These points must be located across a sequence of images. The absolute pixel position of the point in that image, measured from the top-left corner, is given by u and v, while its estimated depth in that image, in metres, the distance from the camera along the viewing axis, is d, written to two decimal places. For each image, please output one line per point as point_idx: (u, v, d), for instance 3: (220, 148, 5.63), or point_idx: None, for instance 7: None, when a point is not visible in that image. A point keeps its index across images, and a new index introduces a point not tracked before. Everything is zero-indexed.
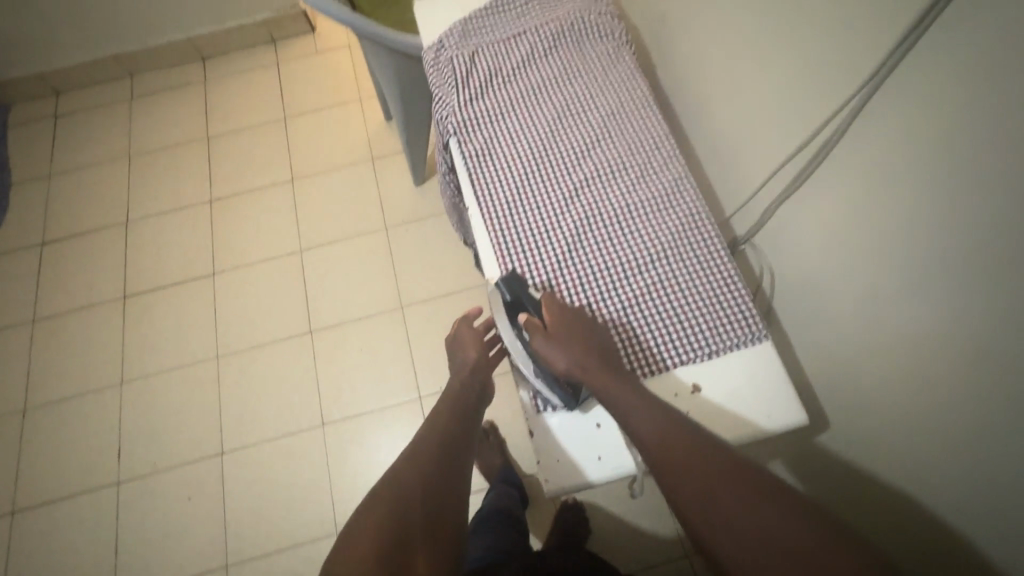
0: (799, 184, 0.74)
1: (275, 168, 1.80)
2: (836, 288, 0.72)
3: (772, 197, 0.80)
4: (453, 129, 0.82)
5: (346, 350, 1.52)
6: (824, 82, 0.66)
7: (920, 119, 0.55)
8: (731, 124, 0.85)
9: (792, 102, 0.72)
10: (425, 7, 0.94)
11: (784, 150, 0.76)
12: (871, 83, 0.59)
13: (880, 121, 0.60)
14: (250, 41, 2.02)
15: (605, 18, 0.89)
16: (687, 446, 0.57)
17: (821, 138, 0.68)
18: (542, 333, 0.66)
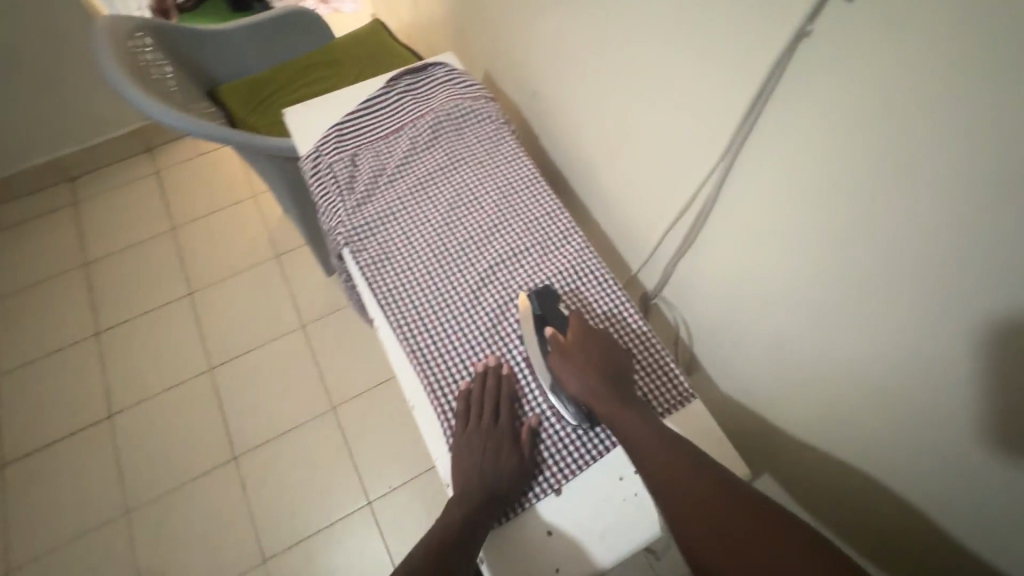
0: (690, 244, 0.78)
1: (170, 283, 1.66)
2: (752, 331, 0.75)
3: (669, 255, 0.83)
4: (344, 240, 0.78)
5: (280, 469, 1.39)
6: (691, 147, 0.69)
7: (780, 174, 0.59)
8: (618, 190, 0.88)
9: (665, 170, 0.76)
10: (297, 113, 0.91)
11: (671, 209, 0.78)
12: (730, 152, 0.63)
13: (746, 178, 0.63)
14: (123, 154, 1.89)
15: (480, 101, 0.91)
16: (700, 488, 0.52)
17: (699, 200, 0.72)
18: (562, 351, 0.63)
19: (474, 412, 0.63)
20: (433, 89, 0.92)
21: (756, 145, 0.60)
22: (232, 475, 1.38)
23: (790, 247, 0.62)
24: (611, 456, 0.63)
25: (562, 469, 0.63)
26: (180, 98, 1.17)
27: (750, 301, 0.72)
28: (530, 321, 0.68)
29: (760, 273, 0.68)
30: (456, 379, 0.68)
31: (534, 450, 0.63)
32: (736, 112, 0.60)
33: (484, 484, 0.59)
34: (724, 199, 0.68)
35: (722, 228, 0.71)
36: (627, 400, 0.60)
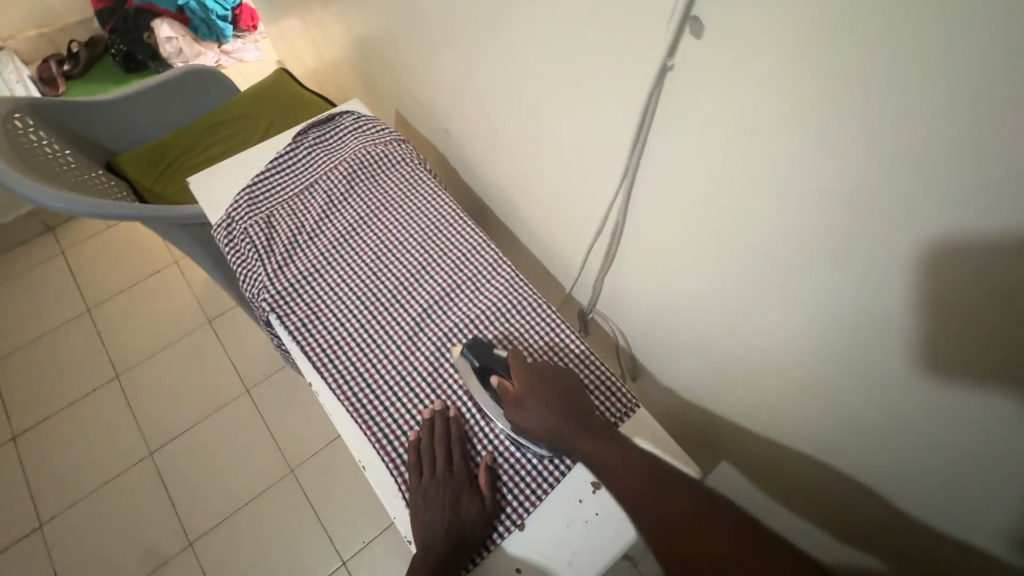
0: (611, 261, 0.81)
1: (92, 369, 1.54)
2: (681, 334, 0.78)
3: (596, 272, 0.86)
4: (269, 306, 0.76)
5: (242, 546, 1.31)
6: (596, 168, 0.72)
7: (676, 188, 0.62)
8: (538, 215, 0.91)
9: (577, 194, 0.79)
10: (201, 180, 0.88)
11: (589, 226, 0.81)
12: (628, 175, 0.67)
13: (648, 194, 0.66)
14: (21, 238, 1.75)
15: (392, 144, 0.91)
16: (664, 499, 0.53)
17: (611, 220, 0.75)
18: (514, 402, 0.62)
19: (426, 460, 0.63)
20: (344, 139, 0.92)
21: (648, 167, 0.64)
22: (189, 563, 1.29)
23: (696, 255, 0.66)
24: (567, 479, 0.64)
25: (523, 502, 0.63)
26: (72, 177, 1.10)
27: (673, 307, 0.76)
28: (471, 376, 0.68)
29: (676, 280, 0.72)
30: (404, 429, 0.67)
31: (495, 487, 0.63)
32: (626, 138, 0.64)
33: (447, 534, 0.59)
34: (632, 217, 0.71)
35: (635, 244, 0.74)
36: (589, 430, 0.59)
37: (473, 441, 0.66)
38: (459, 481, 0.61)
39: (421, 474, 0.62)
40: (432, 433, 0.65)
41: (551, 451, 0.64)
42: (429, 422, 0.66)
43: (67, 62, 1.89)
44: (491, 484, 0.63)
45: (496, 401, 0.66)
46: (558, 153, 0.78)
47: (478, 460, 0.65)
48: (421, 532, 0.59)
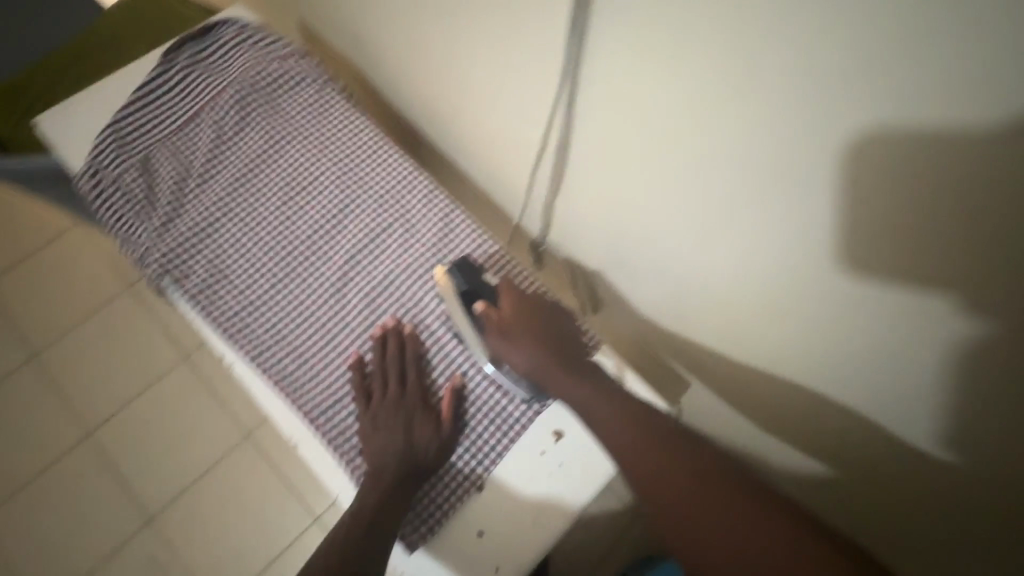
0: (559, 183, 0.70)
1: (2, 351, 1.37)
2: (641, 262, 0.70)
3: (545, 197, 0.75)
4: (160, 269, 0.63)
5: (205, 516, 1.25)
6: (535, 72, 0.59)
7: (632, 85, 0.51)
8: (476, 135, 0.78)
9: (515, 104, 0.66)
10: (51, 120, 0.70)
11: (533, 144, 0.69)
12: (572, 66, 0.55)
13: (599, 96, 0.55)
14: None
15: (291, 59, 0.74)
16: (656, 448, 0.47)
17: (558, 129, 0.63)
18: (500, 329, 0.55)
19: (376, 384, 0.57)
20: (227, 56, 0.74)
21: (597, 55, 0.52)
22: (151, 540, 1.23)
23: (657, 165, 0.55)
24: (528, 431, 0.58)
25: (481, 462, 0.57)
26: None
27: (631, 234, 0.67)
28: (455, 299, 0.58)
29: (633, 200, 0.62)
30: (340, 397, 0.58)
31: (457, 424, 0.57)
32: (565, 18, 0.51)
33: (395, 480, 0.52)
34: (579, 124, 0.60)
35: (585, 158, 0.63)
36: (573, 367, 0.53)
37: (430, 360, 0.60)
38: (413, 404, 0.56)
39: (370, 403, 0.56)
40: (383, 354, 0.59)
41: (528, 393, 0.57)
42: (379, 343, 0.59)
43: None
44: (454, 405, 0.57)
45: (476, 329, 0.57)
46: (487, 55, 0.64)
47: (439, 387, 0.59)
48: (371, 460, 0.53)
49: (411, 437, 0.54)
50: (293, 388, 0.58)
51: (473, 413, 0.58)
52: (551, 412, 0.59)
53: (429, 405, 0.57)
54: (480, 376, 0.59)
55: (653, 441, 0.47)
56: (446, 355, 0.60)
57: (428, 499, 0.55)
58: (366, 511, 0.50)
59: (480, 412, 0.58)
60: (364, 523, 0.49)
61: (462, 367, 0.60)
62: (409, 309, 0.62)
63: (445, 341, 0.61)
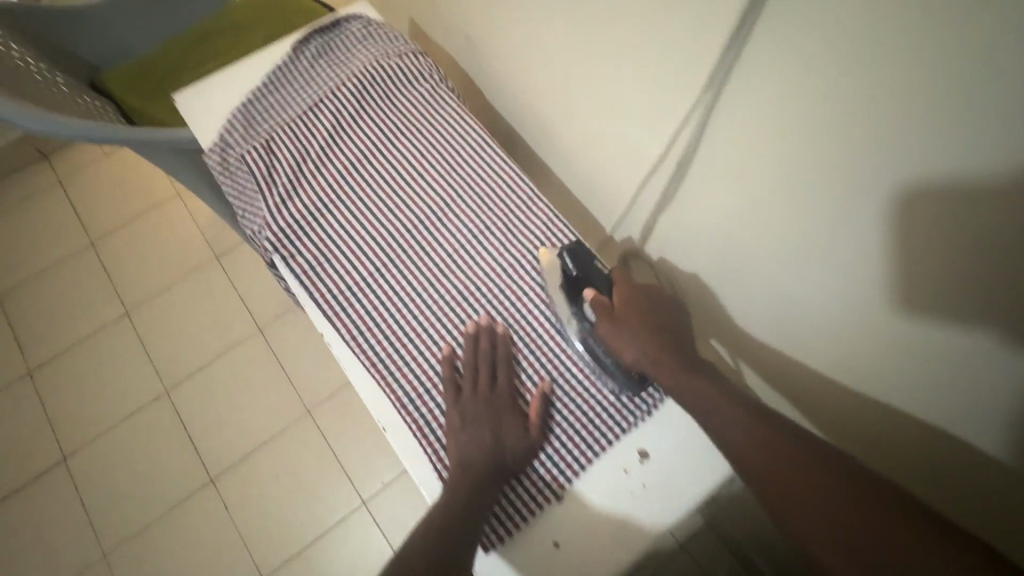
0: (667, 204, 0.67)
1: (100, 305, 1.49)
2: (743, 296, 0.66)
3: (645, 215, 0.73)
4: (272, 244, 0.66)
5: (263, 484, 1.31)
6: (660, 96, 0.58)
7: (766, 124, 0.49)
8: (580, 145, 0.78)
9: (631, 119, 0.65)
10: (189, 98, 0.76)
11: (642, 165, 0.68)
12: (712, 89, 0.51)
13: (728, 128, 0.53)
14: (18, 166, 1.67)
15: (409, 56, 0.77)
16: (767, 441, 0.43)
17: (678, 151, 0.60)
18: (608, 315, 0.55)
19: (467, 379, 0.57)
20: (350, 50, 0.78)
21: (742, 89, 0.48)
22: (211, 499, 1.30)
23: (788, 200, 0.51)
24: (614, 448, 0.57)
25: (563, 471, 0.56)
26: (51, 93, 0.98)
27: (738, 266, 0.63)
28: (562, 284, 0.60)
29: (751, 232, 0.58)
30: (430, 388, 0.59)
31: (543, 431, 0.57)
32: (716, 45, 0.48)
33: (481, 477, 0.52)
34: (704, 150, 0.57)
35: (705, 183, 0.60)
36: (685, 361, 0.51)
37: (519, 363, 0.60)
38: (502, 405, 0.56)
39: (460, 397, 0.57)
40: (474, 352, 0.59)
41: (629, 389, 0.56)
42: (472, 341, 0.60)
43: None
44: (542, 409, 0.57)
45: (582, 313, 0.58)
46: (609, 67, 0.63)
47: (527, 392, 0.59)
48: (456, 456, 0.53)
49: (499, 437, 0.54)
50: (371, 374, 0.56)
51: (559, 421, 0.58)
52: (637, 430, 0.58)
53: (517, 408, 0.57)
54: (569, 385, 0.59)
55: (767, 434, 0.44)
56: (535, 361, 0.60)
57: (509, 501, 0.54)
58: (453, 507, 0.49)
59: (565, 422, 0.58)
60: (450, 518, 0.49)
61: (550, 375, 0.60)
62: (502, 310, 0.63)
63: (536, 346, 0.61)
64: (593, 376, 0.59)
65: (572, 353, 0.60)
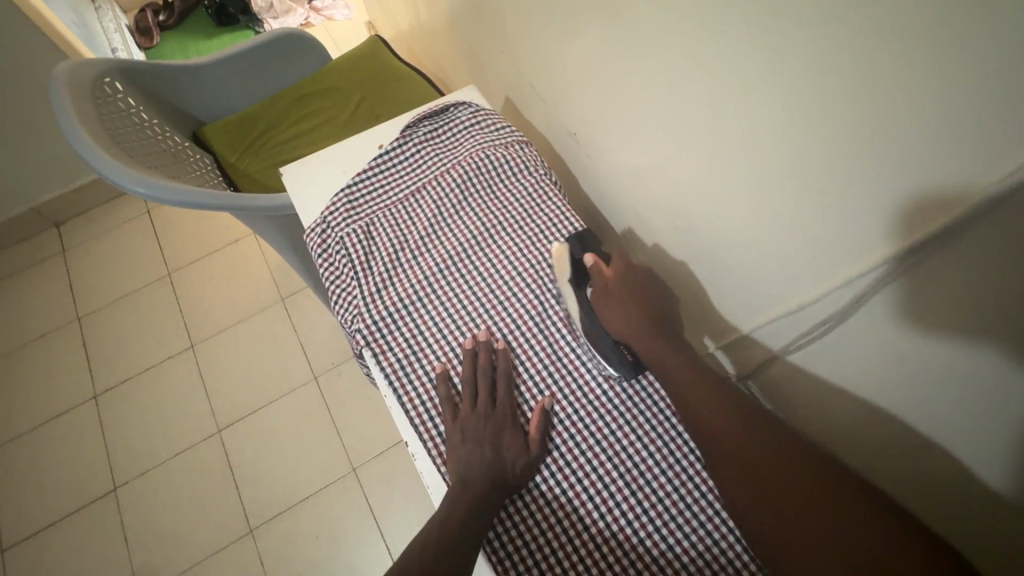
0: (810, 342, 0.62)
1: (169, 336, 1.53)
2: (888, 452, 0.59)
3: (777, 344, 0.68)
4: (365, 338, 0.65)
5: (301, 542, 1.27)
6: (827, 234, 0.53)
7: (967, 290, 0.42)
8: (700, 255, 0.74)
9: (778, 250, 0.61)
10: (297, 175, 0.77)
11: (787, 293, 0.63)
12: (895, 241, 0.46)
13: (910, 280, 0.47)
14: (112, 194, 1.77)
15: (513, 149, 0.77)
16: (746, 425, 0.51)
17: (835, 300, 0.56)
18: (605, 286, 0.62)
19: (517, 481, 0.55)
20: (456, 138, 0.79)
21: (936, 264, 0.44)
22: (249, 551, 1.26)
23: (974, 379, 0.45)
24: None
25: None
26: (159, 150, 1.02)
27: (890, 421, 0.57)
28: (566, 268, 0.66)
29: (918, 395, 0.52)
30: (516, 523, 0.55)
31: None
32: (908, 211, 0.44)
33: None
34: (871, 304, 0.52)
35: (866, 335, 0.54)
36: (671, 338, 0.59)
37: (608, 510, 0.56)
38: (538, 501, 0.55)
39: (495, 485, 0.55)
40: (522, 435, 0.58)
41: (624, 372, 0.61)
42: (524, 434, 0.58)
43: (162, 13, 1.99)
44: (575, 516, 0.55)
45: (577, 282, 0.65)
46: (753, 194, 0.60)
47: (617, 548, 0.54)
48: None
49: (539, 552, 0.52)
50: (467, 510, 0.52)
51: None
52: None
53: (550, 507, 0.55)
54: (674, 538, 0.54)
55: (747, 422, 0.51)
56: (627, 514, 0.55)
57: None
58: None
59: None
60: None
61: (645, 533, 0.54)
62: (601, 439, 0.59)
63: (638, 487, 0.56)
64: (703, 531, 0.54)
65: (679, 501, 0.56)
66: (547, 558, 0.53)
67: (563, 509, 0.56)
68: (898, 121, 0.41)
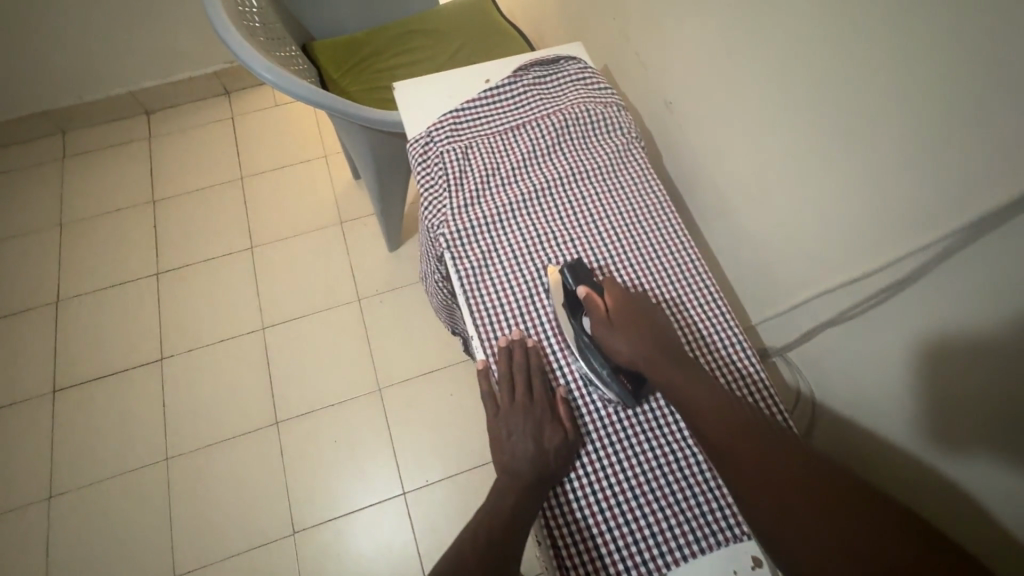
0: (858, 313, 0.68)
1: (232, 234, 1.63)
2: (913, 433, 0.65)
3: (826, 316, 0.74)
4: (446, 242, 0.71)
5: (321, 441, 1.36)
6: (896, 211, 0.59)
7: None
8: (764, 229, 0.79)
9: (849, 226, 0.65)
10: (409, 90, 0.84)
11: (840, 270, 0.68)
12: (964, 225, 0.52)
13: (972, 259, 0.53)
14: (203, 94, 1.88)
15: (613, 107, 0.83)
16: (747, 424, 0.54)
17: (897, 271, 0.61)
18: (605, 319, 0.61)
19: (534, 417, 0.60)
20: (562, 86, 0.85)
21: (1008, 243, 0.49)
22: (273, 439, 1.36)
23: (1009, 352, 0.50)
24: (722, 550, 0.57)
25: (662, 557, 0.56)
26: (277, 49, 1.11)
27: (925, 403, 0.62)
28: (562, 296, 0.66)
29: (959, 376, 0.57)
30: None
31: (640, 509, 0.58)
32: (986, 194, 0.49)
33: (579, 558, 0.56)
34: (924, 281, 0.58)
35: (917, 314, 0.60)
36: (680, 363, 0.59)
37: (632, 436, 0.61)
38: (542, 413, 0.60)
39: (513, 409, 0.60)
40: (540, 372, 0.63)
41: (619, 397, 0.61)
42: (536, 372, 0.63)
43: None
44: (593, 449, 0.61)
45: (575, 309, 0.65)
46: (833, 174, 0.65)
47: (637, 470, 0.60)
48: (546, 510, 0.58)
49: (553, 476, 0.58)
50: (537, 474, 0.56)
51: (672, 502, 0.58)
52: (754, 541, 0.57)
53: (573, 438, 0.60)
54: (690, 470, 0.60)
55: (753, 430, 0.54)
56: (649, 446, 0.61)
57: None
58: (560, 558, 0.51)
59: (668, 510, 0.58)
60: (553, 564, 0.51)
61: (665, 460, 0.60)
62: None
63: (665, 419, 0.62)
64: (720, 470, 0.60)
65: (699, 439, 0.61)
66: (571, 461, 0.60)
67: (593, 423, 0.62)
68: (1003, 110, 0.46)
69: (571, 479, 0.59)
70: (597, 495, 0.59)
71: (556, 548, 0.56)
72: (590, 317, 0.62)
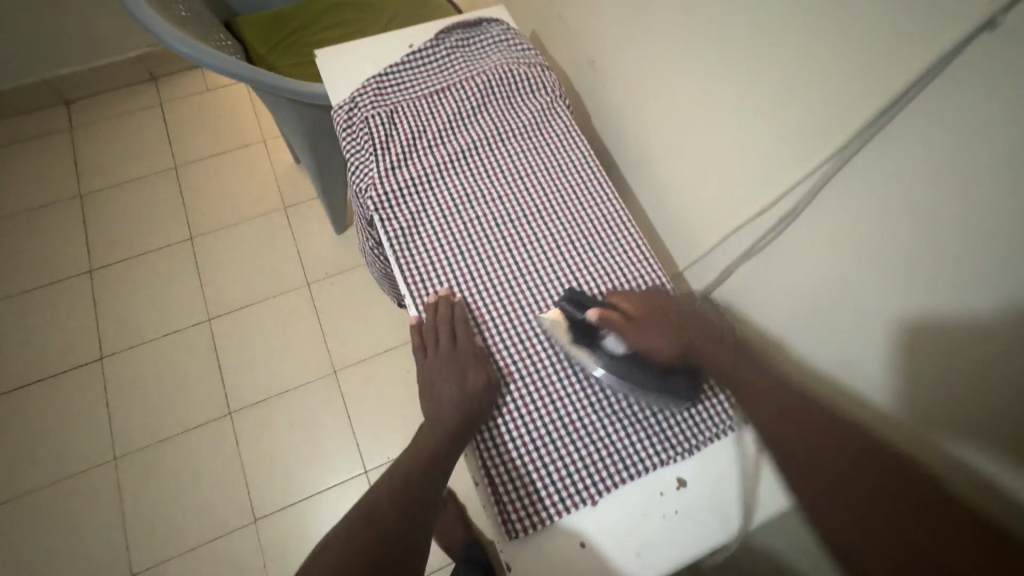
0: (759, 250, 0.72)
1: (169, 225, 1.57)
2: None
3: (731, 258, 0.78)
4: (374, 205, 0.72)
5: (277, 428, 1.35)
6: (790, 147, 0.63)
7: (900, 184, 0.52)
8: (682, 179, 0.82)
9: (752, 168, 0.69)
10: (330, 57, 0.83)
11: (741, 211, 0.72)
12: (849, 151, 0.56)
13: (856, 184, 0.56)
14: (127, 81, 1.78)
15: (536, 67, 0.84)
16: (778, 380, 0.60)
17: (790, 205, 0.65)
18: (633, 323, 0.62)
19: (459, 362, 0.62)
20: (485, 47, 0.85)
21: (887, 164, 0.53)
22: (226, 429, 1.34)
23: (894, 266, 0.55)
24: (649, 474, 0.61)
25: (593, 486, 0.59)
26: (195, 23, 1.06)
27: (819, 329, 0.66)
28: (568, 331, 0.64)
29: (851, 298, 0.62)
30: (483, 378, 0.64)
31: (573, 445, 0.61)
32: (863, 119, 0.53)
33: (515, 494, 0.58)
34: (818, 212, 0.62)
35: (812, 244, 0.64)
36: (712, 340, 0.64)
37: (564, 379, 0.64)
38: (467, 359, 0.62)
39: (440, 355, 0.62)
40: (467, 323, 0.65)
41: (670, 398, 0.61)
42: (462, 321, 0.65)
43: None
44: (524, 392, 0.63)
45: (589, 335, 0.63)
46: (737, 118, 0.69)
47: (569, 410, 0.62)
48: (482, 451, 0.60)
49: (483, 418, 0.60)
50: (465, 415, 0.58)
51: (601, 436, 0.61)
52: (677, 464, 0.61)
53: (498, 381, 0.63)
54: (619, 406, 0.63)
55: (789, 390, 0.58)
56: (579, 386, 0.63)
57: (547, 512, 0.58)
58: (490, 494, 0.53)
59: (598, 443, 0.61)
60: None
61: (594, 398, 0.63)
62: None
63: None
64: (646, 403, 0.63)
65: None
66: (503, 404, 0.62)
67: (524, 369, 0.64)
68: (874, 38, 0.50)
69: (505, 422, 0.61)
70: (531, 434, 0.61)
71: (493, 486, 0.58)
72: (616, 329, 0.62)
